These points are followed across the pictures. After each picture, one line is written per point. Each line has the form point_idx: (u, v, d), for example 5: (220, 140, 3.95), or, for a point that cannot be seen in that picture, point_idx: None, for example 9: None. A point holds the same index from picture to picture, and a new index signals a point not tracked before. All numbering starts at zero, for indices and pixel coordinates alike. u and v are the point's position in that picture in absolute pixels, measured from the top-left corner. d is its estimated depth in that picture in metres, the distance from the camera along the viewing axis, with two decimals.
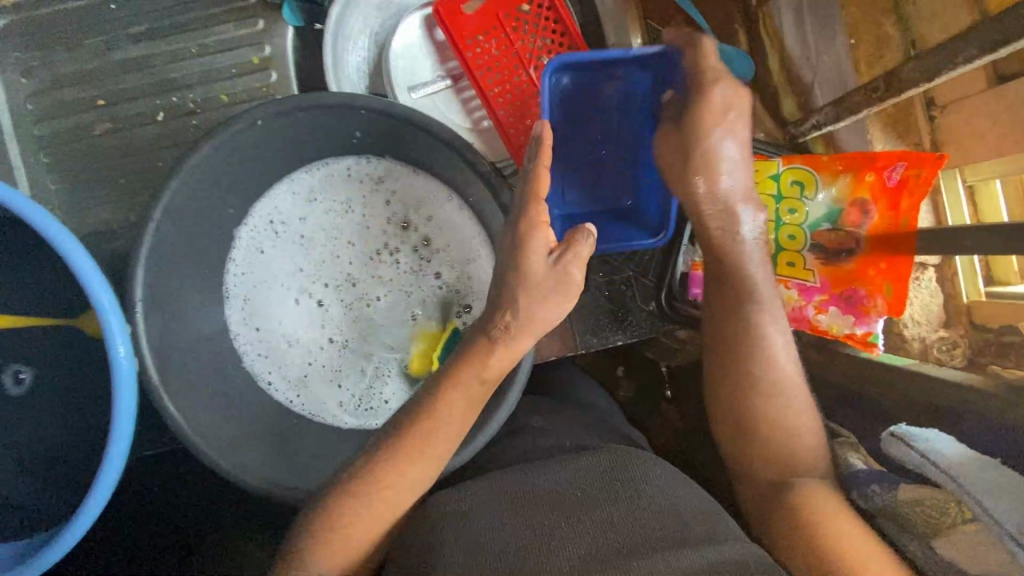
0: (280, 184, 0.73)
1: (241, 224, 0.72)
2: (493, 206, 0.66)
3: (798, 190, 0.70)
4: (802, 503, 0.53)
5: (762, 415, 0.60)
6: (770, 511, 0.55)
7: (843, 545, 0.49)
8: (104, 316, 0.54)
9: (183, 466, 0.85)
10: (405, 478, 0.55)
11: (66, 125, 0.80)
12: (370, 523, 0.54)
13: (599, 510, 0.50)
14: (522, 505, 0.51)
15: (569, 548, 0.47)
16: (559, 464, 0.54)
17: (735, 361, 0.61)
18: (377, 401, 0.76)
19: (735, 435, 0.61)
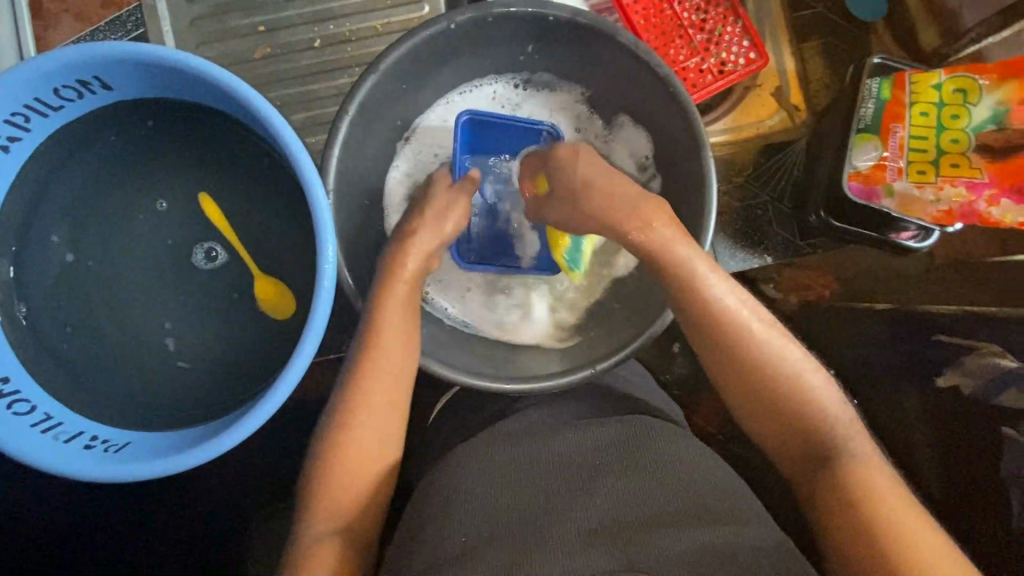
0: (434, 103, 0.80)
1: (399, 139, 0.79)
2: (665, 113, 0.71)
3: (960, 98, 0.65)
4: (858, 496, 0.53)
5: (795, 419, 0.59)
6: (821, 512, 0.55)
7: (889, 517, 0.52)
8: (312, 192, 0.60)
9: (299, 401, 0.91)
10: (376, 414, 0.61)
11: (226, 49, 0.84)
12: (363, 470, 0.60)
13: (609, 477, 0.56)
14: (539, 475, 0.57)
15: (590, 513, 0.52)
16: (581, 436, 0.61)
17: (749, 375, 0.60)
18: (521, 319, 0.81)
19: (774, 434, 0.61)
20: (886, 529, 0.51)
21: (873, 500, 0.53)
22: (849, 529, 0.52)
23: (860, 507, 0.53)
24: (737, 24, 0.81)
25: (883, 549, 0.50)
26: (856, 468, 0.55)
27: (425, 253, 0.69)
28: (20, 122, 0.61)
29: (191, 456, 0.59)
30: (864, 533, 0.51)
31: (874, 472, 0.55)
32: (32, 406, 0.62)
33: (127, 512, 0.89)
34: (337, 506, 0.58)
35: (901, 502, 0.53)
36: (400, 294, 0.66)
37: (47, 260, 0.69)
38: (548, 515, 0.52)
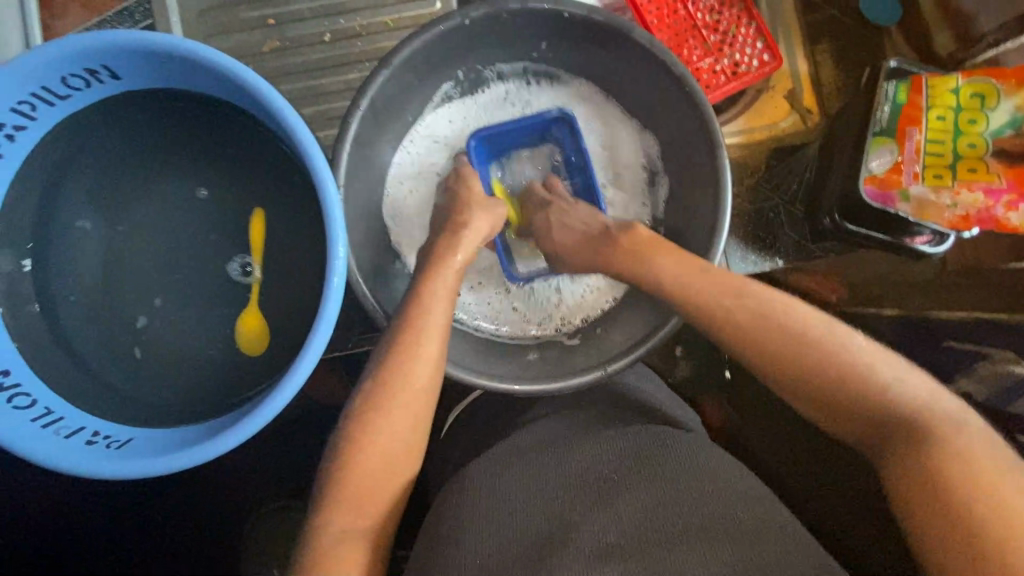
0: (433, 95, 0.77)
1: (404, 138, 0.78)
2: (681, 113, 0.70)
3: (976, 102, 0.65)
4: (940, 469, 0.48)
5: (858, 400, 0.54)
6: (902, 496, 0.50)
7: (983, 482, 0.46)
8: (324, 188, 0.59)
9: (303, 400, 0.90)
10: (411, 402, 0.59)
11: (236, 42, 0.83)
12: (371, 479, 0.56)
13: (627, 487, 0.57)
14: (558, 489, 0.58)
15: (608, 531, 0.53)
16: (602, 450, 0.61)
17: (793, 361, 0.57)
18: (526, 328, 0.79)
19: (843, 415, 0.56)
20: (972, 509, 0.45)
21: (961, 476, 0.47)
22: (936, 513, 0.47)
23: (951, 485, 0.47)
24: (751, 26, 0.80)
25: (950, 520, 0.46)
26: (957, 441, 0.49)
27: (471, 246, 0.69)
28: (27, 111, 0.60)
29: (194, 455, 0.58)
30: (952, 518, 0.46)
31: (962, 441, 0.49)
32: (32, 400, 0.61)
33: (127, 511, 0.87)
34: (364, 505, 0.56)
35: (987, 465, 0.47)
36: (448, 279, 0.66)
37: (50, 253, 0.67)
38: (565, 527, 0.54)
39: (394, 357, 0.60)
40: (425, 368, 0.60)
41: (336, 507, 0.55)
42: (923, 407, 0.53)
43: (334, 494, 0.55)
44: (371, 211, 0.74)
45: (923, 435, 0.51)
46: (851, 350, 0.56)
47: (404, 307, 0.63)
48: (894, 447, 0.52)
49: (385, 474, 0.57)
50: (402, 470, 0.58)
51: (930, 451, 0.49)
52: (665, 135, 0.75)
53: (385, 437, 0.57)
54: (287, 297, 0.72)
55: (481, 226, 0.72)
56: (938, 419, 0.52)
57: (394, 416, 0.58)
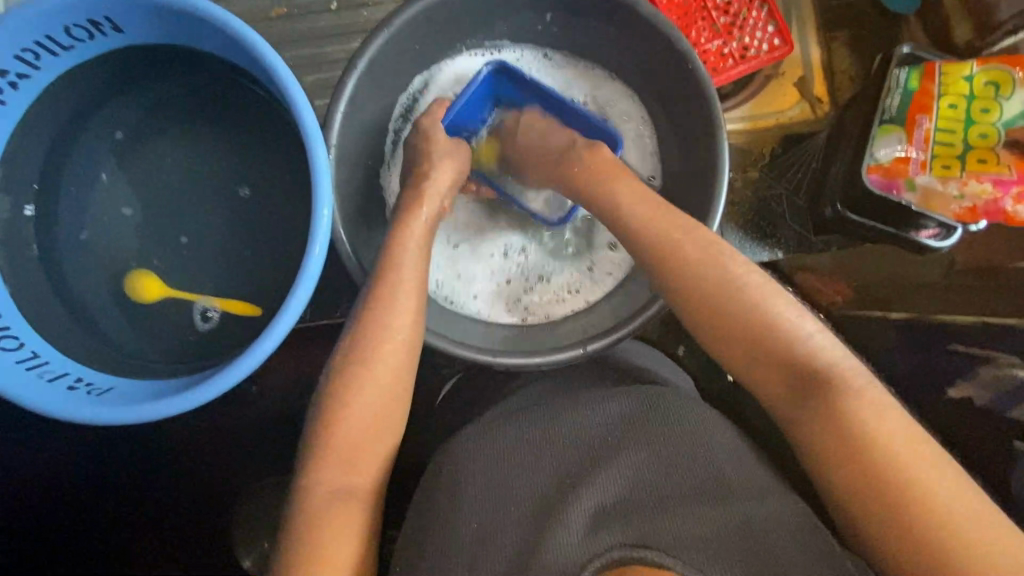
0: (431, 69, 0.77)
1: (398, 112, 0.78)
2: (683, 92, 0.69)
3: (991, 91, 0.62)
4: (877, 447, 0.48)
5: (772, 358, 0.55)
6: (819, 456, 0.51)
7: (920, 472, 0.47)
8: (313, 146, 0.59)
9: (295, 368, 0.91)
10: (390, 357, 0.59)
11: (244, 8, 0.83)
12: (347, 439, 0.56)
13: (624, 452, 0.55)
14: (555, 448, 0.57)
15: (603, 488, 0.53)
16: (598, 410, 0.59)
17: (720, 322, 0.58)
18: (519, 305, 0.78)
19: (766, 372, 0.55)
20: (894, 479, 0.47)
21: (879, 444, 0.48)
22: (855, 480, 0.49)
23: (872, 452, 0.48)
24: (763, 9, 0.78)
25: (903, 510, 0.46)
26: (869, 406, 0.50)
27: (438, 198, 0.69)
28: (31, 59, 0.60)
29: (173, 407, 0.58)
30: (873, 484, 0.48)
31: (885, 411, 0.50)
32: (20, 343, 0.61)
33: (119, 467, 0.89)
34: (349, 464, 0.56)
35: (914, 446, 0.48)
36: (418, 235, 0.65)
37: (49, 202, 0.68)
38: (561, 496, 0.53)
39: (372, 312, 0.59)
40: (401, 326, 0.60)
41: (311, 464, 0.55)
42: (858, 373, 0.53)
43: (315, 448, 0.56)
44: (365, 177, 0.74)
45: (849, 399, 0.51)
46: (774, 304, 0.56)
47: (382, 264, 0.63)
48: (813, 406, 0.52)
49: (368, 429, 0.57)
50: (389, 425, 0.58)
51: (848, 415, 0.50)
52: (668, 114, 0.74)
53: (363, 393, 0.57)
54: (277, 259, 0.72)
55: (448, 173, 0.71)
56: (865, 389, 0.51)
57: (374, 374, 0.58)
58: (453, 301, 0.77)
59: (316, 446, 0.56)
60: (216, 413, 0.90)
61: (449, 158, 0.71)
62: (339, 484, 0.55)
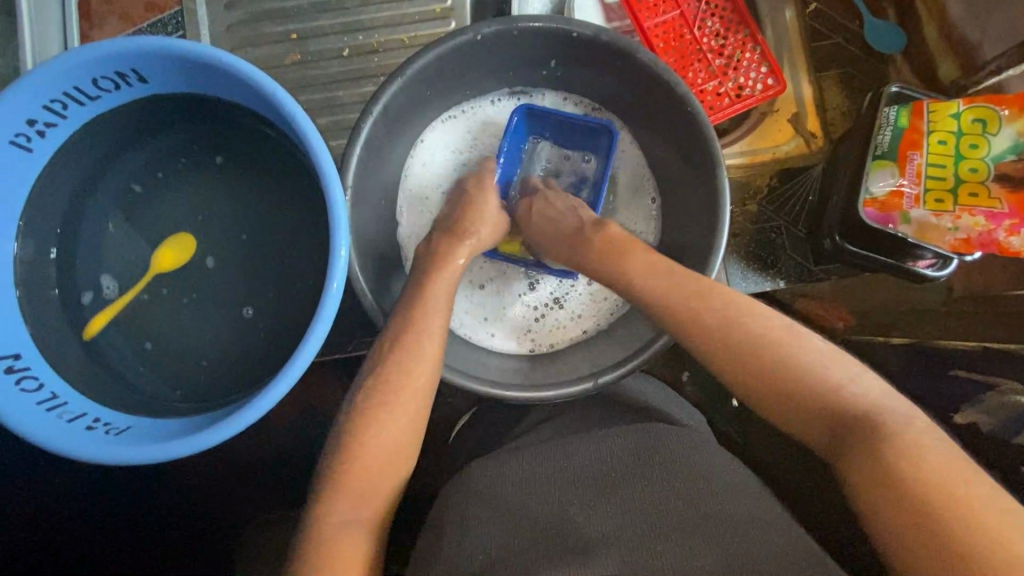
0: (424, 135, 0.82)
1: (403, 174, 0.82)
2: (683, 133, 0.71)
3: (978, 128, 0.65)
4: (872, 454, 0.50)
5: (771, 376, 0.56)
6: (861, 499, 0.49)
7: (919, 479, 0.47)
8: (331, 189, 0.61)
9: (306, 401, 0.92)
10: (407, 396, 0.60)
11: (259, 55, 0.86)
12: (363, 477, 0.57)
13: (620, 490, 0.56)
14: (560, 478, 0.59)
15: (606, 517, 0.54)
16: (602, 443, 0.62)
17: (734, 361, 0.58)
18: (531, 338, 0.81)
19: (800, 420, 0.56)
20: (937, 510, 0.45)
21: (921, 473, 0.47)
22: (867, 489, 0.49)
23: (913, 482, 0.47)
24: (756, 50, 0.82)
25: (908, 514, 0.46)
26: (868, 420, 0.51)
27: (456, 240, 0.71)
28: (59, 109, 0.63)
29: (191, 446, 0.58)
30: (916, 515, 0.46)
31: (919, 437, 0.49)
32: (40, 384, 0.63)
33: (129, 503, 0.89)
34: (368, 500, 0.56)
35: (904, 450, 0.49)
36: (448, 281, 0.67)
37: (69, 243, 0.70)
38: (567, 522, 0.54)
39: (392, 349, 0.61)
40: (412, 361, 0.61)
41: (329, 503, 0.56)
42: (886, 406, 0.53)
43: (331, 483, 0.56)
44: (377, 215, 0.76)
45: (840, 417, 0.53)
46: (766, 327, 0.59)
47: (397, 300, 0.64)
48: (818, 422, 0.54)
49: (381, 465, 0.57)
50: (399, 463, 0.59)
51: (886, 447, 0.49)
52: (669, 152, 0.77)
53: (378, 430, 0.58)
54: (290, 295, 0.73)
55: (488, 235, 0.74)
56: (846, 401, 0.53)
57: (385, 410, 0.59)
58: (469, 333, 0.80)
59: (331, 480, 0.57)
60: (225, 447, 0.91)
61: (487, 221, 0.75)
62: (357, 520, 0.55)
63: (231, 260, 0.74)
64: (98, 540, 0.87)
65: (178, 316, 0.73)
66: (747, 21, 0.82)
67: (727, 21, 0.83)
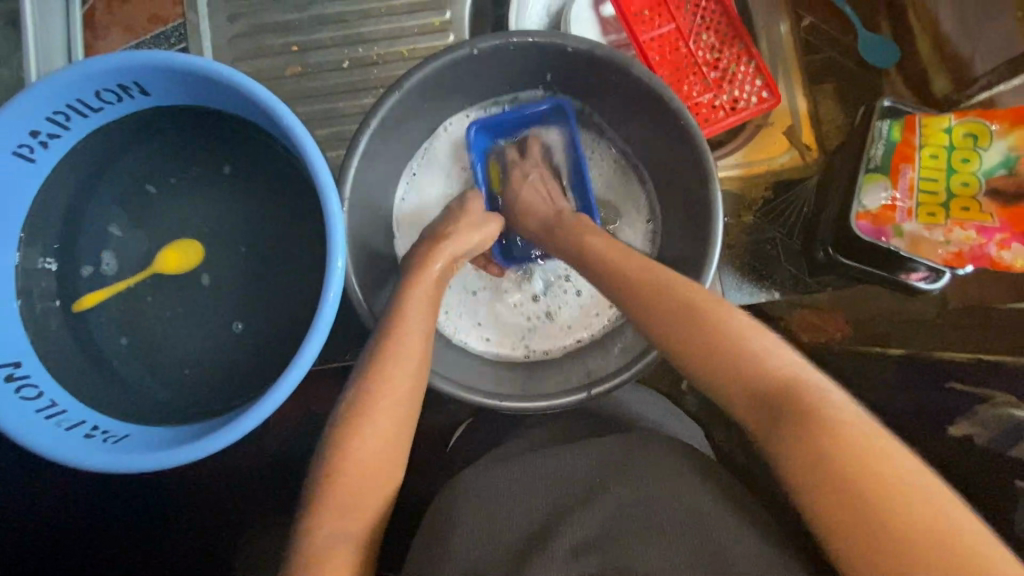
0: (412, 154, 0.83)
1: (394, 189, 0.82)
2: (677, 146, 0.72)
3: (970, 142, 0.66)
4: (831, 448, 0.46)
5: (734, 369, 0.54)
6: (790, 478, 0.48)
7: (879, 477, 0.44)
8: (326, 201, 0.62)
9: (303, 409, 0.92)
10: (402, 405, 0.60)
11: (260, 67, 0.88)
12: (356, 487, 0.57)
13: (597, 499, 0.56)
14: (522, 488, 0.58)
15: (577, 527, 0.54)
16: (579, 452, 0.61)
17: (696, 355, 0.56)
18: (526, 348, 0.82)
19: (735, 398, 0.54)
20: (862, 495, 0.43)
21: (853, 456, 0.45)
22: (823, 487, 0.45)
23: (842, 467, 0.45)
24: (751, 64, 0.83)
25: (865, 515, 0.43)
26: (829, 414, 0.48)
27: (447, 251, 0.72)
28: (61, 120, 0.64)
29: (186, 455, 0.59)
30: (848, 501, 0.44)
31: (855, 420, 0.48)
32: (39, 392, 0.64)
33: (126, 510, 0.89)
34: (361, 510, 0.57)
35: (862, 445, 0.46)
36: (427, 285, 0.68)
37: (70, 251, 0.71)
38: (541, 534, 0.55)
39: (385, 361, 0.61)
40: (404, 373, 0.61)
41: (323, 513, 0.56)
42: (819, 386, 0.51)
43: (325, 492, 0.57)
44: (374, 226, 0.77)
45: (799, 408, 0.49)
46: (728, 322, 0.56)
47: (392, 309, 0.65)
48: (778, 416, 0.50)
49: (375, 473, 0.58)
50: (391, 470, 0.60)
51: (842, 443, 0.46)
52: (664, 164, 0.77)
53: (371, 440, 0.58)
54: (287, 305, 0.74)
55: (469, 238, 0.75)
56: (814, 397, 0.50)
57: (379, 421, 0.59)
58: (465, 343, 0.81)
59: (326, 489, 0.57)
60: (222, 454, 0.91)
61: (469, 224, 0.76)
62: (350, 529, 0.56)
63: (229, 269, 0.75)
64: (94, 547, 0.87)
65: (176, 324, 0.73)
66: (742, 35, 0.83)
67: (722, 35, 0.84)
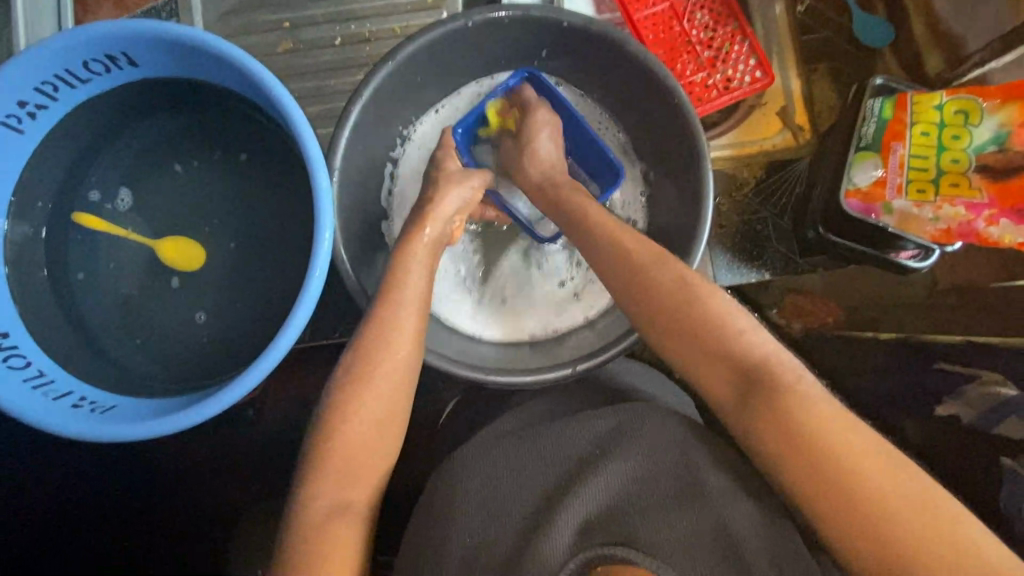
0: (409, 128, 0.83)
1: (386, 163, 0.82)
2: (669, 122, 0.72)
3: (960, 119, 0.65)
4: (816, 439, 0.48)
5: (719, 357, 0.54)
6: (773, 462, 0.50)
7: (865, 466, 0.46)
8: (316, 172, 0.62)
9: (295, 388, 0.92)
10: (393, 376, 0.60)
11: (251, 43, 0.87)
12: (346, 457, 0.57)
13: (597, 472, 0.56)
14: (529, 462, 0.59)
15: (586, 499, 0.54)
16: (582, 426, 0.61)
17: (679, 341, 0.57)
18: (513, 325, 0.81)
19: (723, 387, 0.54)
20: (856, 487, 0.46)
21: (840, 446, 0.47)
22: (812, 478, 0.48)
23: (818, 451, 0.48)
24: (745, 43, 0.83)
25: (851, 504, 0.46)
26: (817, 404, 0.50)
27: (443, 220, 0.71)
28: (49, 91, 0.63)
29: (173, 424, 0.58)
30: (836, 489, 0.46)
31: (821, 396, 0.51)
32: (27, 361, 0.63)
33: (116, 488, 0.89)
34: (351, 479, 0.57)
35: (852, 436, 0.48)
36: (421, 254, 0.68)
37: (59, 226, 0.71)
38: (548, 507, 0.54)
39: (372, 333, 0.61)
40: (390, 345, 0.61)
41: (314, 483, 0.56)
42: (790, 364, 0.53)
43: (316, 463, 0.57)
44: (365, 202, 0.77)
45: (785, 396, 0.51)
46: (714, 306, 0.57)
47: (382, 281, 0.65)
48: (757, 404, 0.52)
49: (364, 445, 0.58)
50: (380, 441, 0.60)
51: (835, 437, 0.48)
52: (657, 141, 0.77)
53: (358, 409, 0.59)
54: (279, 280, 0.74)
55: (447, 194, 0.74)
56: (800, 382, 0.52)
57: (364, 392, 0.59)
58: (452, 318, 0.80)
59: (316, 461, 0.57)
60: (214, 432, 0.91)
61: (448, 183, 0.75)
62: (340, 498, 0.56)
63: (221, 245, 0.75)
64: (84, 523, 0.88)
65: (167, 299, 0.73)
66: (737, 15, 0.83)
67: (717, 13, 0.83)
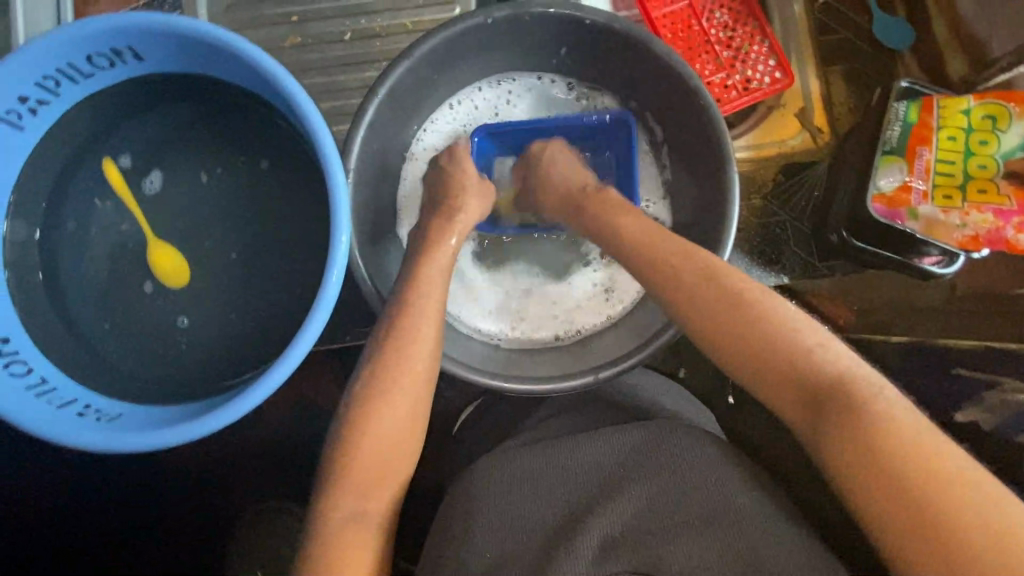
0: (419, 131, 0.80)
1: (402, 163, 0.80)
2: (693, 123, 0.70)
3: (988, 124, 0.65)
4: (883, 452, 0.48)
5: (784, 365, 0.54)
6: (836, 473, 0.50)
7: (938, 480, 0.46)
8: (333, 174, 0.59)
9: (302, 392, 0.90)
10: (411, 386, 0.59)
11: (259, 38, 0.84)
12: (365, 469, 0.56)
13: (618, 493, 0.55)
14: (565, 477, 0.57)
15: (608, 520, 0.53)
16: (602, 442, 0.59)
17: (742, 347, 0.56)
18: (531, 329, 0.80)
19: (785, 395, 0.54)
20: (925, 501, 0.45)
21: (906, 460, 0.47)
22: (879, 490, 0.47)
23: (895, 467, 0.47)
24: (764, 43, 0.82)
25: (920, 518, 0.45)
26: (888, 416, 0.49)
27: (460, 230, 0.70)
28: (52, 86, 0.61)
29: (183, 434, 0.56)
30: (904, 502, 0.46)
31: (898, 411, 0.49)
32: (29, 368, 0.61)
33: (118, 494, 0.87)
34: (369, 492, 0.55)
35: (923, 449, 0.47)
36: (436, 261, 0.66)
37: (60, 226, 0.68)
38: (571, 524, 0.54)
39: (388, 343, 0.59)
40: (407, 354, 0.59)
41: (332, 496, 0.55)
42: (874, 379, 0.52)
43: (333, 474, 0.55)
44: (379, 203, 0.75)
45: (859, 406, 0.50)
46: (778, 315, 0.56)
47: (400, 286, 0.63)
48: (825, 415, 0.51)
49: (382, 457, 0.56)
50: (398, 451, 0.58)
51: (900, 451, 0.47)
52: (677, 142, 0.76)
53: (374, 421, 0.57)
54: (289, 283, 0.72)
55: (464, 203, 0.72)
56: (874, 393, 0.51)
57: (380, 403, 0.57)
58: (466, 322, 0.79)
59: (334, 471, 0.56)
60: (218, 438, 0.89)
61: (465, 186, 0.73)
62: (358, 511, 0.54)
63: (228, 246, 0.72)
64: (86, 529, 0.86)
65: (173, 303, 0.71)
66: (756, 14, 0.81)
67: (736, 12, 0.82)
